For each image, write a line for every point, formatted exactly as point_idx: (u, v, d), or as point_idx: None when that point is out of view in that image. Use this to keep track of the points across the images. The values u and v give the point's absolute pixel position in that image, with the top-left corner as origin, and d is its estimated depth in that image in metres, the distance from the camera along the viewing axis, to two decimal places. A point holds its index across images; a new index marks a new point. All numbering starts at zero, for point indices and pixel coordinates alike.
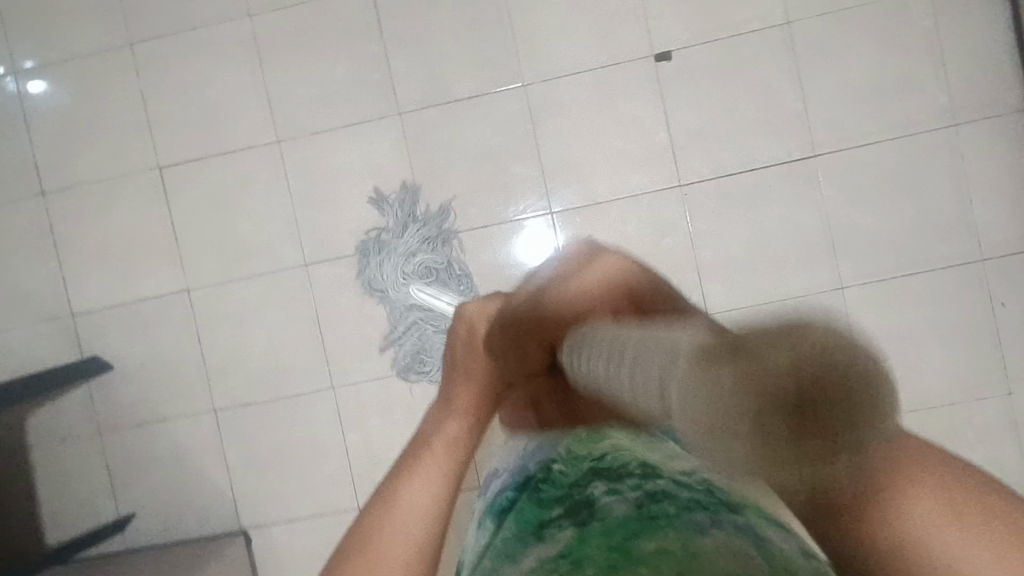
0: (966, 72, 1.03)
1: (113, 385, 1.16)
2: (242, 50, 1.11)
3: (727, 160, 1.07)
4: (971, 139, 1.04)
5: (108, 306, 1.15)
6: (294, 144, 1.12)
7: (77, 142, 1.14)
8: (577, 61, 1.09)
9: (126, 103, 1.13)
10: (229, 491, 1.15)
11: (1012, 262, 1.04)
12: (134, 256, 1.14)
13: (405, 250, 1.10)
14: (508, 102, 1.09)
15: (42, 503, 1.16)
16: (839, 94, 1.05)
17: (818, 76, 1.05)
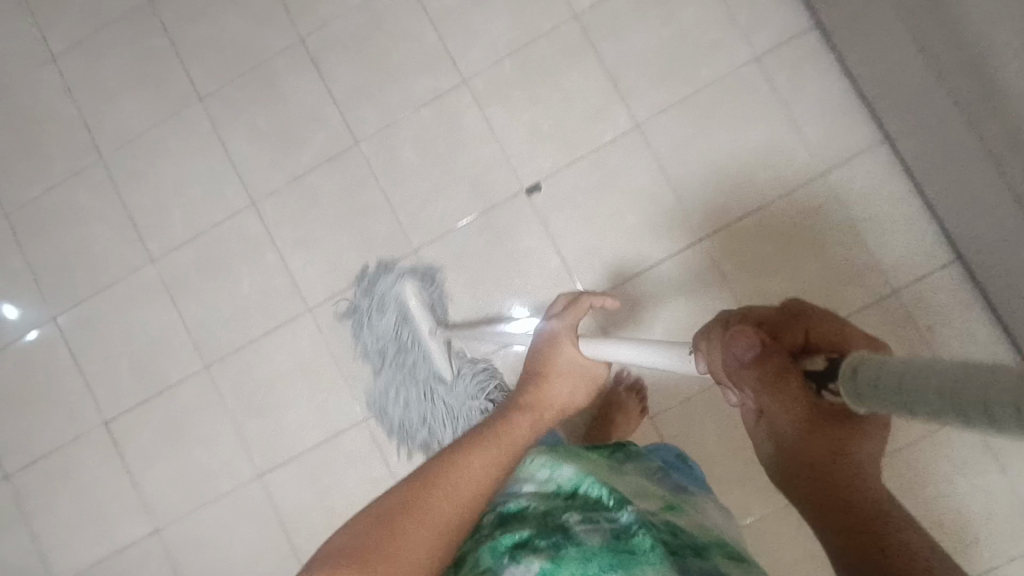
0: (821, 122, 1.05)
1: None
2: (157, 292, 1.18)
3: (625, 265, 1.09)
4: (846, 182, 1.05)
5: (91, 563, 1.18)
6: (223, 363, 1.17)
7: (29, 418, 1.20)
8: (458, 215, 1.13)
9: (65, 369, 1.19)
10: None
11: (928, 286, 1.03)
12: (104, 509, 1.18)
13: (393, 399, 1.12)
14: (405, 270, 1.14)
15: None
16: (709, 175, 1.08)
17: (684, 165, 1.08)
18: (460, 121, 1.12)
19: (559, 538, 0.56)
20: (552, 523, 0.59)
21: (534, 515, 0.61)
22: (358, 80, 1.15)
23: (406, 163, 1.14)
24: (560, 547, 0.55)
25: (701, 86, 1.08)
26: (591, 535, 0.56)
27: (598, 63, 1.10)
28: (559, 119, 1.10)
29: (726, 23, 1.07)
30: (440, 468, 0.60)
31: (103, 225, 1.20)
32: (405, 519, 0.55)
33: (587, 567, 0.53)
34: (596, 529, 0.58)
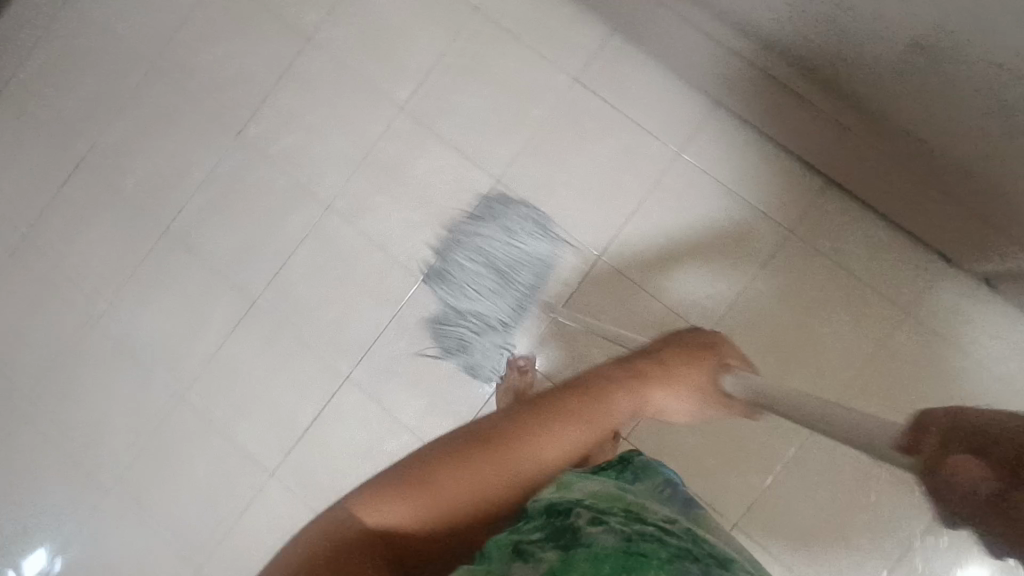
0: (656, 110, 1.09)
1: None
2: (124, 521, 1.17)
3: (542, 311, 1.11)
4: (702, 152, 1.08)
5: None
6: (210, 559, 1.15)
7: None
8: (373, 326, 1.14)
9: None
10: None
11: (816, 213, 1.06)
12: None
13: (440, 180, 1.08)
14: (345, 398, 1.14)
15: None
16: (581, 199, 1.11)
17: (556, 199, 1.12)
18: (340, 242, 1.15)
19: (567, 542, 0.54)
20: (563, 525, 0.57)
21: (545, 519, 0.59)
22: (233, 246, 1.18)
23: (307, 302, 1.16)
24: (568, 549, 0.53)
25: (538, 124, 1.12)
26: (600, 536, 0.54)
27: (440, 142, 1.14)
28: (427, 203, 1.14)
29: (536, 61, 1.12)
30: (492, 457, 0.65)
31: (49, 479, 1.19)
32: (454, 498, 0.62)
33: (598, 562, 0.51)
34: (609, 532, 0.55)
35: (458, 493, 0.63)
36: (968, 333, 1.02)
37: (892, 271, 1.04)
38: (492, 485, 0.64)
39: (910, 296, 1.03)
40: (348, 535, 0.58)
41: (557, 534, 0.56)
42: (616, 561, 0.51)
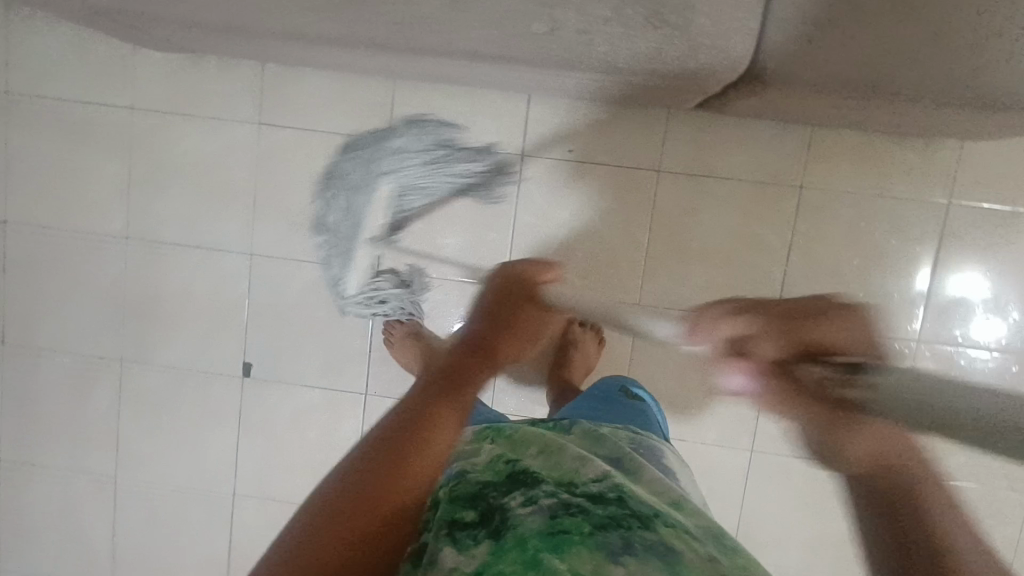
0: (346, 114, 1.05)
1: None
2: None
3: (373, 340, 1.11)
4: (408, 129, 1.05)
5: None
6: None
7: None
8: (227, 442, 1.14)
9: None
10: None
11: (536, 126, 1.03)
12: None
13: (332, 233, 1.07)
14: (242, 513, 1.15)
15: None
16: (330, 228, 1.08)
17: (310, 241, 1.09)
18: (153, 387, 1.14)
19: (497, 524, 0.49)
20: (487, 498, 0.53)
21: (469, 496, 0.53)
22: (63, 446, 1.17)
23: (158, 454, 1.16)
24: (496, 537, 0.48)
25: (252, 182, 1.08)
26: (529, 519, 0.49)
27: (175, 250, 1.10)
28: (202, 311, 1.12)
29: (214, 124, 1.07)
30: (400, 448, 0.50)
31: None
32: (353, 504, 0.47)
33: (523, 549, 0.46)
34: (531, 511, 0.50)
35: (390, 450, 0.50)
36: (722, 158, 1.01)
37: (629, 141, 1.02)
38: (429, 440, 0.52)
39: (658, 154, 1.02)
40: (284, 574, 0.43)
41: (485, 516, 0.51)
42: (542, 547, 0.47)
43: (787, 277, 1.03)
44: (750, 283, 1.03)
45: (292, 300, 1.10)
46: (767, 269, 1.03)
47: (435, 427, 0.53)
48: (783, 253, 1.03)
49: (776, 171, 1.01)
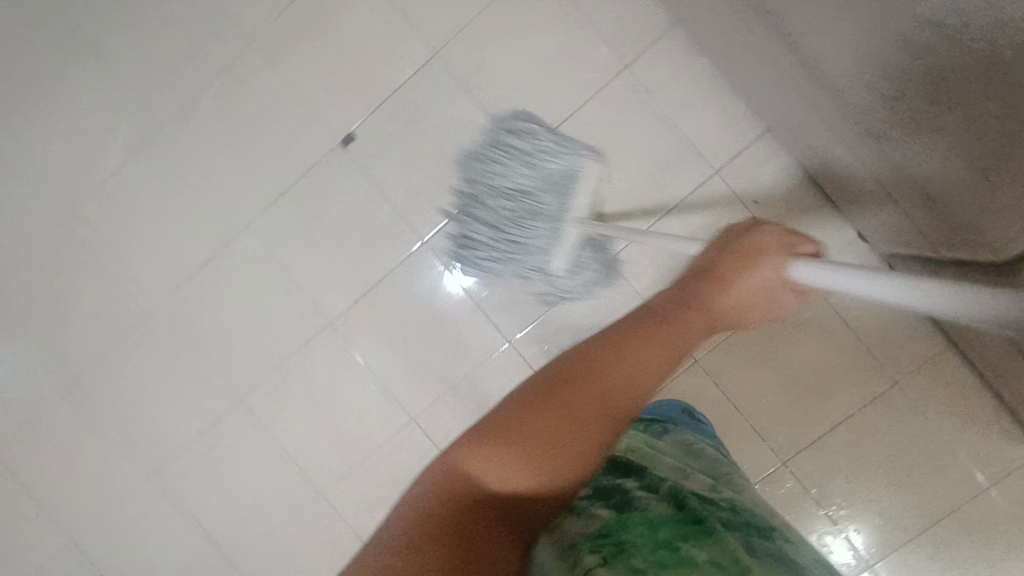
0: (609, 16, 1.03)
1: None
2: (22, 346, 1.19)
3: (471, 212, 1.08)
4: (648, 71, 1.02)
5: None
6: (89, 373, 1.18)
7: None
8: (282, 182, 1.12)
9: None
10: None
11: (747, 159, 1.01)
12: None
13: (504, 172, 1.01)
14: (244, 246, 1.14)
15: None
16: (500, 79, 1.07)
17: (477, 78, 1.07)
18: (263, 89, 1.11)
19: (623, 507, 0.65)
20: (617, 492, 0.69)
21: (601, 493, 0.69)
22: (131, 84, 1.13)
23: (216, 142, 1.12)
24: (626, 514, 0.63)
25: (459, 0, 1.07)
26: (656, 507, 0.65)
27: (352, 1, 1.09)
28: (356, 66, 1.09)
29: None
30: (560, 388, 0.58)
31: None
32: (491, 442, 0.57)
33: (655, 529, 0.59)
34: (653, 505, 0.65)
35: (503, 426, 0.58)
36: (847, 304, 1.02)
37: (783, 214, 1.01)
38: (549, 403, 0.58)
39: None
40: (443, 479, 0.56)
41: (613, 504, 0.66)
42: (670, 529, 0.60)
43: (817, 440, 1.04)
44: (788, 420, 1.05)
45: (438, 121, 1.08)
46: (811, 420, 1.04)
47: (563, 387, 0.59)
48: (832, 420, 1.04)
49: (871, 340, 1.02)
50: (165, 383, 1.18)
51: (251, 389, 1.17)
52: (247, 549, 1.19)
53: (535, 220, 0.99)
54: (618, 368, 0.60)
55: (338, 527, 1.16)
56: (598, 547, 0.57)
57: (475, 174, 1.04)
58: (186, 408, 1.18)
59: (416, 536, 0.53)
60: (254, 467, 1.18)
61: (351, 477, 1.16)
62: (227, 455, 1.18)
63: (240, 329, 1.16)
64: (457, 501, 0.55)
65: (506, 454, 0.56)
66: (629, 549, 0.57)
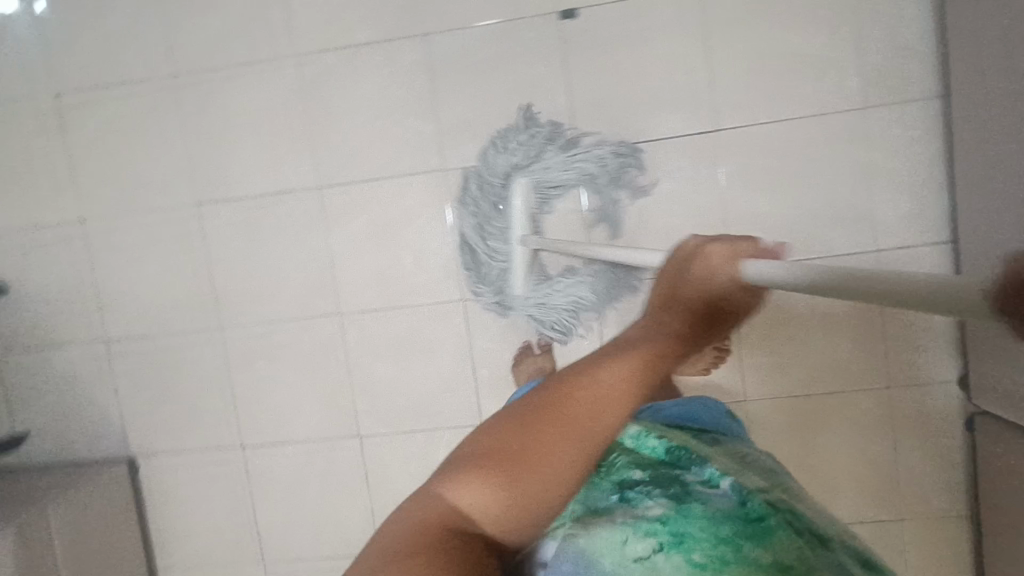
0: (885, 50, 0.95)
1: (28, 377, 1.19)
2: (141, 13, 1.10)
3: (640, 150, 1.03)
4: (882, 124, 0.97)
5: (30, 304, 1.18)
6: (192, 79, 1.11)
7: None
8: (480, 13, 1.03)
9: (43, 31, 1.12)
10: (139, 478, 1.19)
11: (909, 258, 0.99)
12: (48, 242, 1.16)
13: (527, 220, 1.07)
14: (407, 51, 1.06)
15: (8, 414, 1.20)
16: (745, 46, 0.98)
17: (725, 30, 0.98)
18: None
19: (676, 495, 0.54)
20: (664, 475, 0.58)
21: (643, 468, 0.59)
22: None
23: None
24: (678, 500, 0.53)
25: None
26: (716, 498, 0.54)
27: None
28: None
29: None
30: (534, 419, 0.48)
31: None
32: (504, 466, 0.47)
33: (713, 521, 0.50)
34: (708, 489, 0.55)
35: (502, 450, 0.48)
36: (901, 435, 1.04)
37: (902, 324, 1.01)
38: (510, 447, 0.47)
39: (898, 376, 1.03)
40: (441, 511, 0.46)
41: (660, 482, 0.57)
42: (729, 522, 0.50)
43: None
44: None
45: (663, 50, 0.99)
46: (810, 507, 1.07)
47: (546, 413, 0.47)
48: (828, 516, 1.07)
49: (902, 472, 1.04)
50: (255, 131, 1.11)
51: (331, 185, 1.10)
52: (244, 323, 1.16)
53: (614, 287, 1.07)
54: (590, 403, 0.47)
55: (340, 353, 1.15)
56: (650, 530, 0.50)
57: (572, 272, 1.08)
58: (261, 166, 1.11)
59: (418, 543, 0.44)
60: (296, 254, 1.13)
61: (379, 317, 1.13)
62: (273, 232, 1.13)
63: (356, 125, 1.09)
64: (426, 523, 0.46)
65: (485, 493, 0.47)
66: (686, 542, 0.49)
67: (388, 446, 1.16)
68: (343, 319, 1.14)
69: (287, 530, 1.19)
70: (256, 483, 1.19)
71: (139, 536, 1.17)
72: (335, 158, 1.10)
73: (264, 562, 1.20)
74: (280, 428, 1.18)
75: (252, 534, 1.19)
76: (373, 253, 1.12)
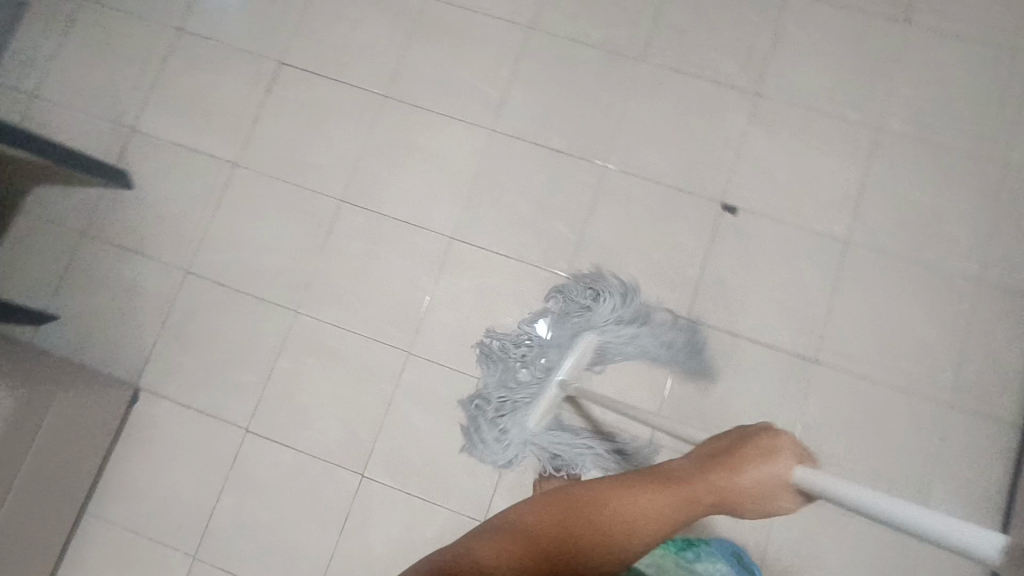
0: (980, 367, 1.06)
1: (99, 268, 1.20)
2: (386, 39, 1.26)
3: (741, 343, 1.09)
4: (959, 427, 1.04)
5: (147, 207, 1.22)
6: (397, 104, 1.23)
7: (239, 22, 1.29)
8: (659, 172, 1.16)
9: (302, 16, 1.28)
10: (133, 409, 1.14)
11: (948, 560, 1.01)
12: (197, 166, 1.24)
13: (508, 372, 1.11)
14: (584, 170, 1.18)
15: (55, 291, 1.19)
16: (865, 303, 1.09)
17: (852, 284, 1.10)
18: (722, 117, 1.17)
19: None
20: None
21: None
22: (659, 10, 1.21)
23: (656, 101, 1.19)
24: None
25: (907, 232, 1.11)
26: None
27: (843, 147, 1.14)
28: (795, 178, 1.14)
29: (981, 235, 1.10)
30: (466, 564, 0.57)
31: None
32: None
33: None
34: None
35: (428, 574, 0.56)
36: None
37: None
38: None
39: None
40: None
41: None
42: None
43: None
44: None
45: (796, 272, 1.11)
46: None
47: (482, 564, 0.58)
48: None
49: None
50: (423, 167, 1.21)
51: (463, 240, 1.17)
52: (315, 317, 1.16)
53: (502, 420, 1.08)
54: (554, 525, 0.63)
55: (388, 386, 1.13)
56: None
57: (495, 402, 1.09)
58: (412, 196, 1.20)
59: None
60: (399, 281, 1.17)
61: (439, 372, 1.13)
62: (390, 252, 1.18)
63: (511, 204, 1.18)
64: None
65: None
66: None
67: (378, 502, 1.08)
68: (407, 356, 1.14)
69: (236, 537, 1.09)
70: (234, 472, 1.11)
71: (94, 469, 1.07)
72: (476, 221, 1.18)
73: (193, 560, 1.08)
74: (289, 431, 1.12)
75: (200, 522, 1.09)
76: (468, 314, 1.15)
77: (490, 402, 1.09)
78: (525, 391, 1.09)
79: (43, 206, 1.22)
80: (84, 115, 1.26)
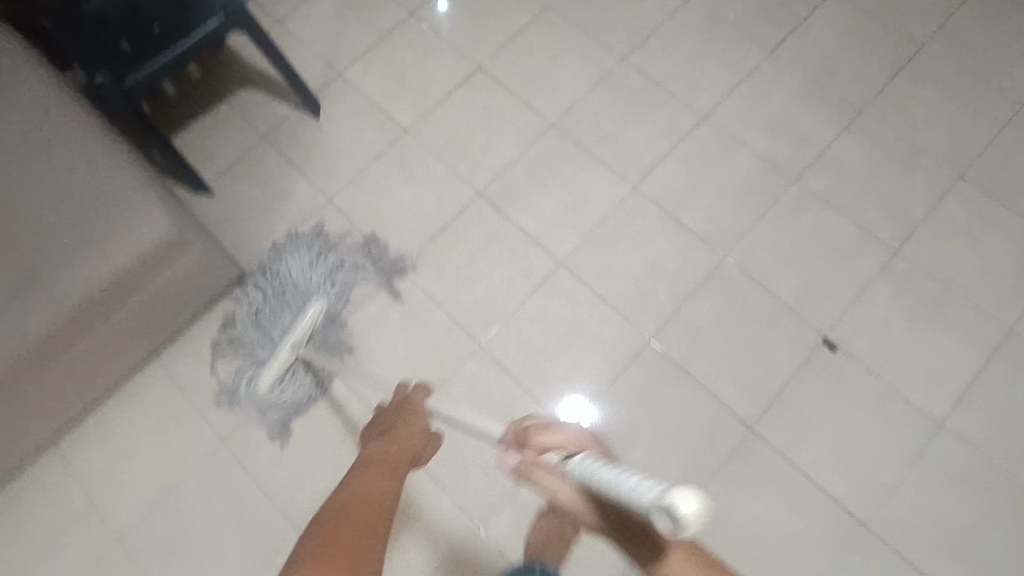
0: None
1: (262, 168, 1.36)
2: (574, 81, 1.39)
3: (794, 474, 1.06)
4: None
5: (322, 137, 1.39)
6: (560, 136, 1.35)
7: (460, 25, 1.47)
8: (773, 283, 1.18)
9: (513, 39, 1.45)
10: (234, 291, 1.26)
11: None
12: (375, 121, 1.40)
13: (275, 296, 1.23)
14: (704, 253, 1.22)
15: (222, 172, 1.36)
16: (938, 492, 1.03)
17: (931, 466, 1.05)
18: (854, 258, 1.18)
19: None
20: None
21: None
22: (826, 144, 1.27)
23: (794, 221, 1.22)
24: None
25: (1008, 441, 1.05)
26: None
27: (966, 332, 1.12)
28: (906, 341, 1.12)
29: None
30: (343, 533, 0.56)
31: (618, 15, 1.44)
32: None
33: None
34: None
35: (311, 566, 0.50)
36: None
37: None
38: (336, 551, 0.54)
39: None
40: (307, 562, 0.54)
41: None
42: None
43: None
44: None
45: (876, 430, 1.08)
46: None
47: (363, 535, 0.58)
48: None
49: None
50: (560, 194, 1.30)
51: (568, 269, 1.24)
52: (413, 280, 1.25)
53: (269, 343, 1.19)
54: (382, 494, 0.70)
55: (449, 367, 1.18)
56: None
57: (261, 334, 1.20)
58: (540, 215, 1.28)
59: None
60: (498, 280, 1.24)
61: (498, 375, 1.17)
62: (501, 254, 1.26)
63: (624, 256, 1.23)
64: None
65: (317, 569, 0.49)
66: None
67: None
68: (476, 348, 1.19)
69: (265, 437, 1.15)
70: None
71: (183, 325, 1.19)
72: (587, 257, 1.24)
73: (220, 440, 1.15)
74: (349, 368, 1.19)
75: (241, 410, 1.17)
76: (545, 335, 1.19)
77: (257, 349, 1.19)
78: (252, 344, 1.20)
79: (246, 104, 1.42)
80: (308, 50, 1.47)
